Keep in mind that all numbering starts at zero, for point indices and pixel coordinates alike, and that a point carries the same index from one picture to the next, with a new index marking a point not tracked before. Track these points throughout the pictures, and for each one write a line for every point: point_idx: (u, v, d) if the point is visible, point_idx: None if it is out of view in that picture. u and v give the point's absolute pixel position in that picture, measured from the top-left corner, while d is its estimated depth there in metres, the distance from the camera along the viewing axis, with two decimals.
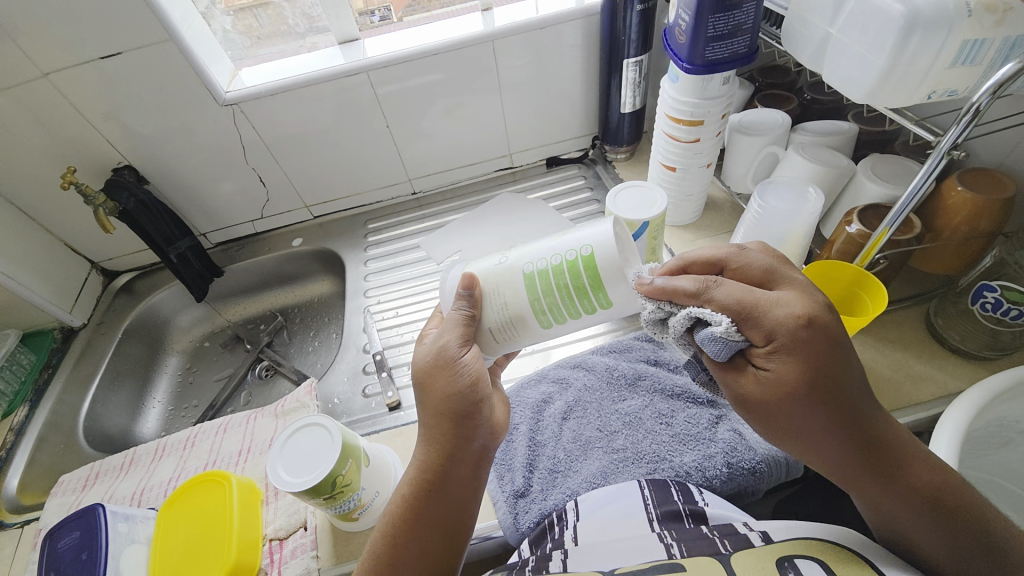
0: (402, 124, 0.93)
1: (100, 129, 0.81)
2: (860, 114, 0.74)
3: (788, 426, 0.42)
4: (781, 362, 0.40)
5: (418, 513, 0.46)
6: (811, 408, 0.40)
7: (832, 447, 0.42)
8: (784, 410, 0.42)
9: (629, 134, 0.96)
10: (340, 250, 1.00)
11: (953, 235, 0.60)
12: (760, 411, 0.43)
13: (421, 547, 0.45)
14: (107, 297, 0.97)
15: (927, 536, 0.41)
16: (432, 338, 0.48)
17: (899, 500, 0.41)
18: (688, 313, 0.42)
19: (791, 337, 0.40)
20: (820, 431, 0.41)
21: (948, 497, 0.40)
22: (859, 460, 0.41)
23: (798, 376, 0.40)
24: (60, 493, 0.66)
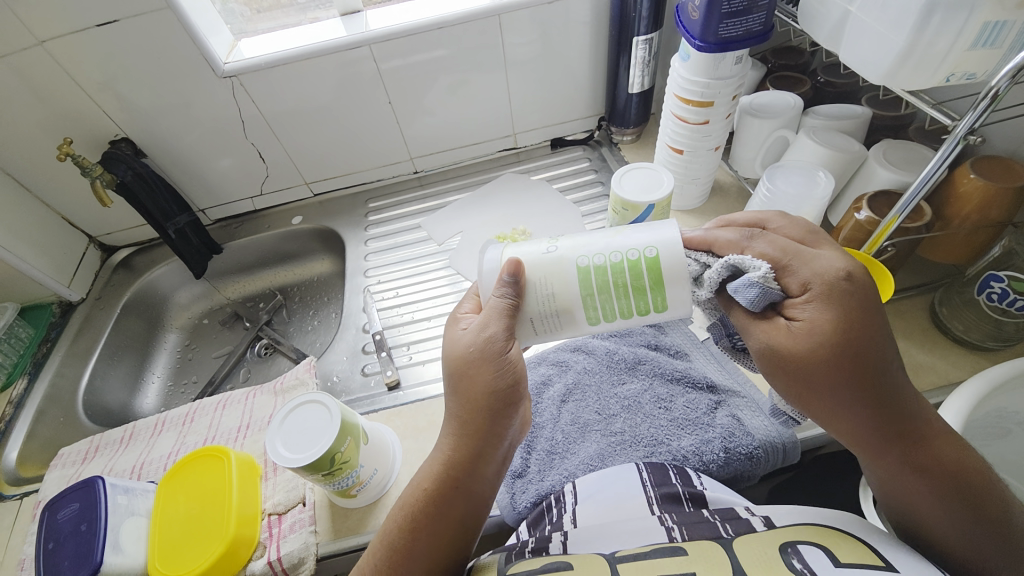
0: (405, 100, 0.91)
1: (96, 100, 0.79)
2: (874, 98, 0.72)
3: (822, 402, 0.42)
4: (816, 315, 0.41)
5: (437, 499, 0.46)
6: (834, 377, 0.40)
7: (862, 431, 0.42)
8: (814, 379, 0.41)
9: (636, 115, 0.94)
10: (340, 228, 0.98)
11: (963, 224, 0.59)
12: (796, 381, 0.42)
13: (432, 534, 0.45)
14: (105, 272, 0.96)
15: (947, 524, 0.41)
16: (474, 328, 0.46)
17: (930, 490, 0.41)
18: (727, 263, 0.42)
19: (829, 287, 0.41)
20: (854, 413, 0.41)
21: (978, 491, 0.40)
22: (885, 437, 0.41)
23: (833, 328, 0.40)
24: (60, 465, 0.67)
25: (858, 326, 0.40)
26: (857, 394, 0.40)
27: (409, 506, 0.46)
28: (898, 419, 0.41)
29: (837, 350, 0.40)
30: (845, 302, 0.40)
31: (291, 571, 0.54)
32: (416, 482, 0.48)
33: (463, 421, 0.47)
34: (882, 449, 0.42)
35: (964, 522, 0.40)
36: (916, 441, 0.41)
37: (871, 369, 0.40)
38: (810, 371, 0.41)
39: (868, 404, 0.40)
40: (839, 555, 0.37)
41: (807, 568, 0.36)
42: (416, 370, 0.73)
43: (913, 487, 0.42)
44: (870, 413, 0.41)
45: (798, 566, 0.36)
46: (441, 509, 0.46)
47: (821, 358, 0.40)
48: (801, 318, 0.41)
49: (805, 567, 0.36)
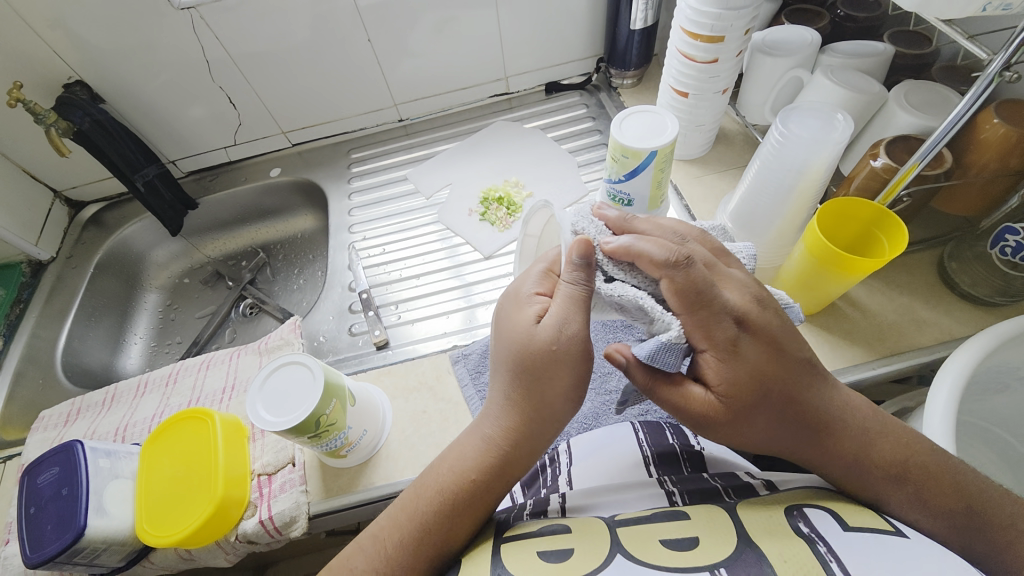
0: (387, 39, 0.83)
1: (44, 37, 0.71)
2: (898, 35, 0.66)
3: (749, 436, 0.41)
4: (734, 364, 0.39)
5: (471, 502, 0.43)
6: (766, 405, 0.40)
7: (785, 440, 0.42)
8: (741, 419, 0.40)
9: (637, 56, 0.87)
10: (322, 182, 0.93)
11: (980, 174, 0.55)
12: (721, 423, 0.40)
13: (447, 531, 0.43)
14: (75, 229, 0.91)
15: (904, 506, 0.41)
16: (556, 321, 0.42)
17: (868, 479, 0.42)
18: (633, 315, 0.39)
19: (730, 337, 0.39)
20: (776, 430, 0.41)
21: (914, 470, 0.41)
22: (806, 439, 0.42)
23: (743, 378, 0.39)
24: (41, 428, 0.65)
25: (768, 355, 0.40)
26: (780, 411, 0.40)
27: (411, 500, 0.44)
28: (820, 424, 0.42)
29: (750, 387, 0.39)
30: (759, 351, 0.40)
31: (283, 530, 0.53)
32: (424, 479, 0.45)
33: (517, 418, 0.44)
34: (809, 450, 0.42)
35: (921, 508, 0.40)
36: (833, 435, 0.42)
37: (782, 390, 0.40)
38: (736, 413, 0.40)
39: (790, 417, 0.41)
40: (847, 520, 0.37)
41: (815, 531, 0.36)
42: (405, 330, 0.71)
43: (863, 483, 0.42)
44: (795, 428, 0.41)
45: (806, 531, 0.36)
46: (471, 507, 0.43)
47: (744, 399, 0.39)
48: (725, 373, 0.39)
49: (813, 532, 0.35)
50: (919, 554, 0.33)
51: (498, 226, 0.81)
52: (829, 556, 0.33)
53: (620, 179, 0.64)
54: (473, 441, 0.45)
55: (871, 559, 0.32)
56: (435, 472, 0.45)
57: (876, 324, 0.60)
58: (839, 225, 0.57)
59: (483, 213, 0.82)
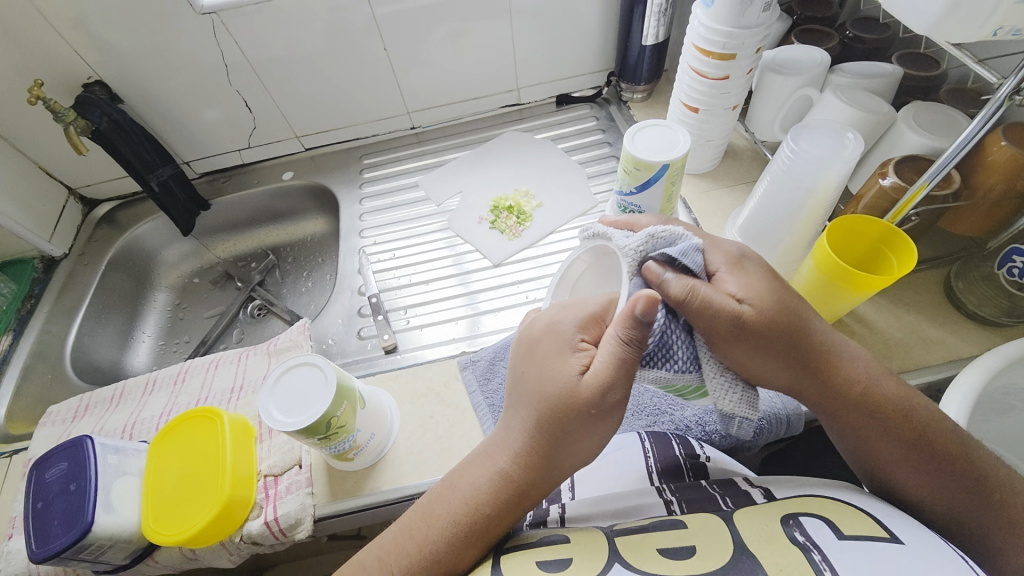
0: (402, 48, 0.84)
1: (67, 39, 0.73)
2: (906, 57, 0.67)
3: (772, 352, 0.43)
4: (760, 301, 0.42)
5: (485, 525, 0.43)
6: (783, 355, 0.43)
7: (800, 366, 0.44)
8: (769, 327, 0.42)
9: (648, 71, 0.88)
10: (333, 186, 0.94)
11: (987, 195, 0.56)
12: (753, 332, 0.41)
13: (454, 557, 0.42)
14: (88, 226, 0.92)
15: (902, 467, 0.44)
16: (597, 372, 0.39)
17: (875, 425, 0.44)
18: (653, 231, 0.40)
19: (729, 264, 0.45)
20: (792, 350, 0.43)
21: (916, 423, 0.44)
22: (815, 367, 0.44)
23: (758, 290, 0.43)
24: (48, 423, 0.65)
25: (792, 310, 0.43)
26: (797, 365, 0.44)
27: (419, 531, 0.44)
28: (824, 356, 0.45)
29: (765, 299, 0.43)
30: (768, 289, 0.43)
31: (288, 532, 0.54)
32: (429, 505, 0.45)
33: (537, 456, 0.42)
34: (819, 378, 0.45)
35: (922, 473, 0.43)
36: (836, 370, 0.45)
37: (792, 310, 0.44)
38: (764, 322, 0.42)
39: (811, 354, 0.44)
40: (842, 527, 0.36)
41: (810, 541, 0.36)
42: (413, 335, 0.71)
43: (867, 431, 0.45)
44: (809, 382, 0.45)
45: (801, 540, 0.36)
46: (480, 535, 0.43)
47: (761, 331, 0.42)
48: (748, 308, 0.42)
49: (809, 541, 0.35)
50: (914, 563, 0.33)
51: (507, 234, 0.81)
52: (823, 566, 0.33)
53: (631, 191, 0.65)
54: (487, 466, 0.44)
55: (864, 569, 0.32)
56: (445, 490, 0.45)
57: (882, 340, 0.61)
58: (846, 241, 0.57)
59: (493, 221, 0.83)
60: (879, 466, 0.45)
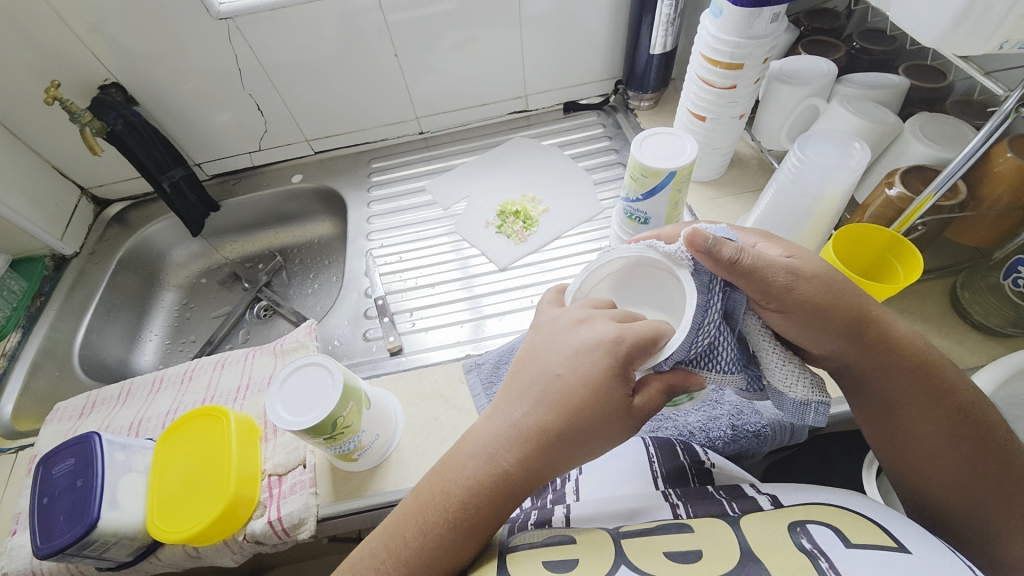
0: (412, 55, 0.85)
1: (86, 42, 0.74)
2: (912, 69, 0.68)
3: (833, 321, 0.43)
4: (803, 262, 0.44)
5: (478, 519, 0.41)
6: (836, 318, 0.43)
7: (862, 341, 0.43)
8: (832, 293, 0.42)
9: (655, 80, 0.89)
10: (341, 189, 0.95)
11: (993, 207, 0.56)
12: (816, 294, 0.42)
13: (450, 551, 0.41)
14: (99, 226, 0.93)
15: (946, 457, 0.43)
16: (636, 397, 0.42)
17: (927, 410, 0.43)
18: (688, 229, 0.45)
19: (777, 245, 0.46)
20: (854, 322, 0.43)
21: (965, 414, 0.43)
22: (875, 345, 0.44)
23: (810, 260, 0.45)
24: (56, 420, 0.66)
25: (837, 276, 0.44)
26: (851, 331, 0.43)
27: (413, 542, 0.42)
28: (885, 338, 0.44)
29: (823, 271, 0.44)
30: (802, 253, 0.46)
31: (292, 531, 0.53)
32: (420, 511, 0.43)
33: (547, 460, 0.41)
34: (876, 357, 0.44)
35: (964, 464, 0.42)
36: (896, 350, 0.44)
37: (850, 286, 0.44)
38: (828, 290, 0.42)
39: (874, 330, 0.44)
40: (849, 534, 0.36)
41: (817, 548, 0.35)
42: (418, 337, 0.72)
43: (917, 416, 0.44)
44: (862, 353, 0.44)
45: (808, 547, 0.36)
46: (469, 534, 0.42)
47: (814, 291, 0.42)
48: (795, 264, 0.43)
49: (815, 548, 0.35)
50: (924, 573, 0.32)
51: (513, 239, 0.82)
52: (831, 572, 0.33)
53: (638, 198, 0.65)
54: (489, 465, 0.42)
55: None
56: (433, 495, 0.43)
57: None
58: (852, 249, 0.58)
59: (499, 226, 0.84)
60: (905, 447, 0.45)
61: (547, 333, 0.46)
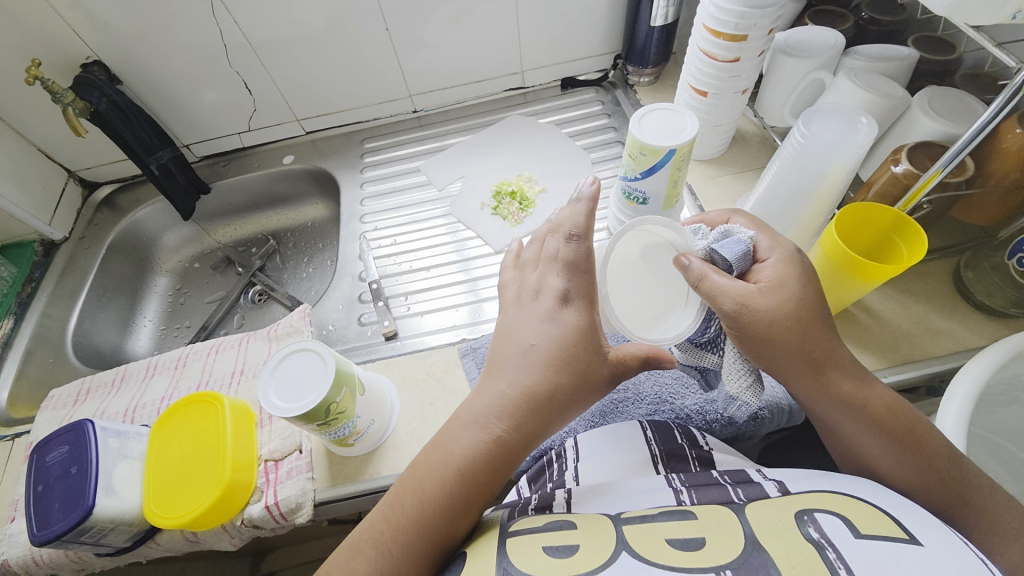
0: (405, 29, 0.82)
1: (64, 17, 0.71)
2: (922, 41, 0.65)
3: (766, 348, 0.45)
4: (763, 291, 0.44)
5: (473, 486, 0.43)
6: (776, 350, 0.45)
7: (796, 365, 0.45)
8: (773, 323, 0.44)
9: (656, 54, 0.86)
10: (334, 170, 0.92)
11: (1000, 184, 0.54)
12: (750, 327, 0.44)
13: (447, 514, 0.43)
14: (88, 210, 0.91)
15: (889, 469, 0.44)
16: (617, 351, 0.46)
17: (865, 428, 0.45)
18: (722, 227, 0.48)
19: (767, 261, 0.47)
20: (793, 348, 0.44)
21: (911, 433, 0.44)
22: (810, 367, 0.45)
23: (785, 284, 0.45)
24: (51, 407, 0.65)
25: (799, 303, 0.44)
26: (783, 358, 0.45)
27: (411, 510, 0.43)
28: (824, 360, 0.45)
29: (789, 297, 0.44)
30: (778, 277, 0.45)
31: (288, 516, 0.54)
32: (417, 482, 0.44)
33: (532, 423, 0.44)
34: (812, 378, 0.45)
35: (911, 478, 0.44)
36: (834, 371, 0.45)
37: (805, 315, 0.44)
38: (773, 319, 0.44)
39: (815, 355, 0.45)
40: (859, 525, 0.36)
41: (825, 538, 0.35)
42: (414, 321, 0.71)
43: (856, 433, 0.45)
44: (797, 374, 0.46)
45: (816, 537, 0.35)
46: (471, 502, 0.43)
47: (761, 321, 0.43)
48: (747, 297, 0.43)
49: (823, 538, 0.35)
50: (931, 562, 0.32)
51: (510, 220, 0.80)
52: (839, 564, 0.33)
53: (636, 177, 0.63)
54: (481, 435, 0.44)
55: (883, 568, 0.32)
56: (431, 464, 0.44)
57: (890, 331, 0.60)
58: (855, 229, 0.56)
59: (495, 207, 0.82)
60: (858, 455, 0.46)
61: (513, 311, 0.50)
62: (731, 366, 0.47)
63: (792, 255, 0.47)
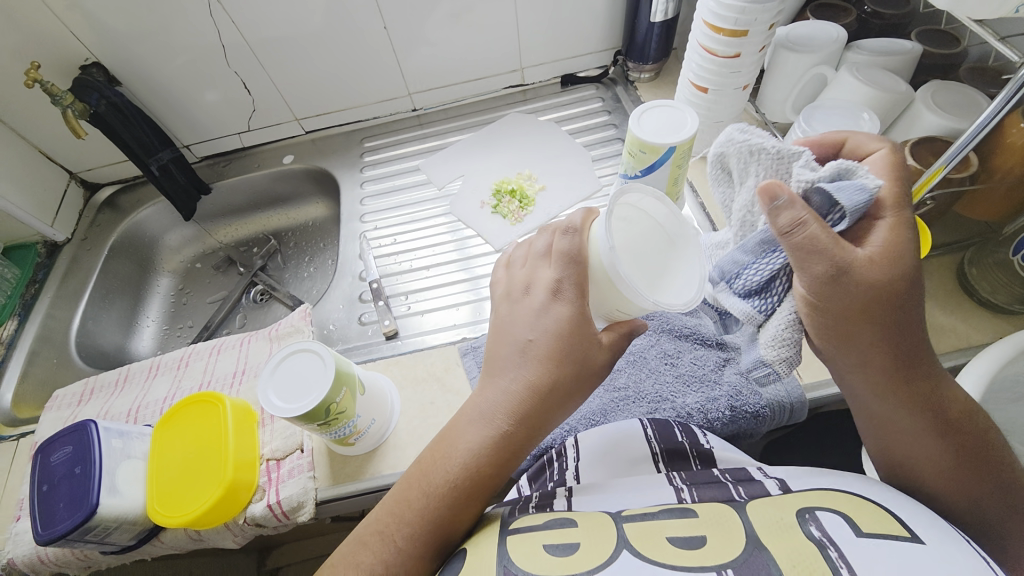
0: (403, 28, 0.82)
1: (64, 20, 0.72)
2: (926, 34, 0.65)
3: (851, 327, 0.39)
4: (872, 261, 0.37)
5: (477, 483, 0.43)
6: (858, 331, 0.39)
7: (877, 352, 0.40)
8: (869, 300, 0.38)
9: (656, 50, 0.85)
10: (334, 170, 0.92)
11: (1004, 178, 0.53)
12: (842, 300, 0.38)
13: (449, 513, 0.43)
14: (90, 212, 0.92)
15: (933, 472, 0.42)
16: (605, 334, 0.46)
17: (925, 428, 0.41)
18: (845, 163, 0.37)
19: (879, 224, 0.39)
20: (878, 333, 0.39)
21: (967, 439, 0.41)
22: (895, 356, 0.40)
23: (896, 257, 0.38)
24: (55, 407, 0.66)
25: (908, 283, 0.38)
26: (865, 340, 0.39)
27: (418, 503, 0.43)
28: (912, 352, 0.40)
29: (897, 273, 0.38)
30: (891, 245, 0.38)
31: (290, 515, 0.54)
32: (423, 474, 0.44)
33: (531, 418, 0.44)
34: (892, 370, 0.40)
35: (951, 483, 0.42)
36: (915, 364, 0.40)
37: (907, 299, 0.38)
38: (871, 295, 0.37)
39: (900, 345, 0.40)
40: (860, 523, 0.36)
41: (827, 537, 0.35)
42: (415, 320, 0.71)
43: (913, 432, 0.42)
44: (876, 361, 0.40)
45: (818, 535, 0.35)
46: (474, 500, 0.43)
47: (856, 297, 0.37)
48: (854, 264, 0.37)
49: (825, 537, 0.35)
50: (932, 562, 0.32)
51: (510, 219, 0.80)
52: (841, 563, 0.33)
53: (636, 175, 0.63)
54: (486, 431, 0.44)
55: (883, 566, 0.32)
56: (436, 458, 0.44)
57: None
58: None
59: (495, 205, 0.82)
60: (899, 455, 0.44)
61: (504, 310, 0.49)
62: (772, 334, 0.40)
63: (910, 223, 0.39)
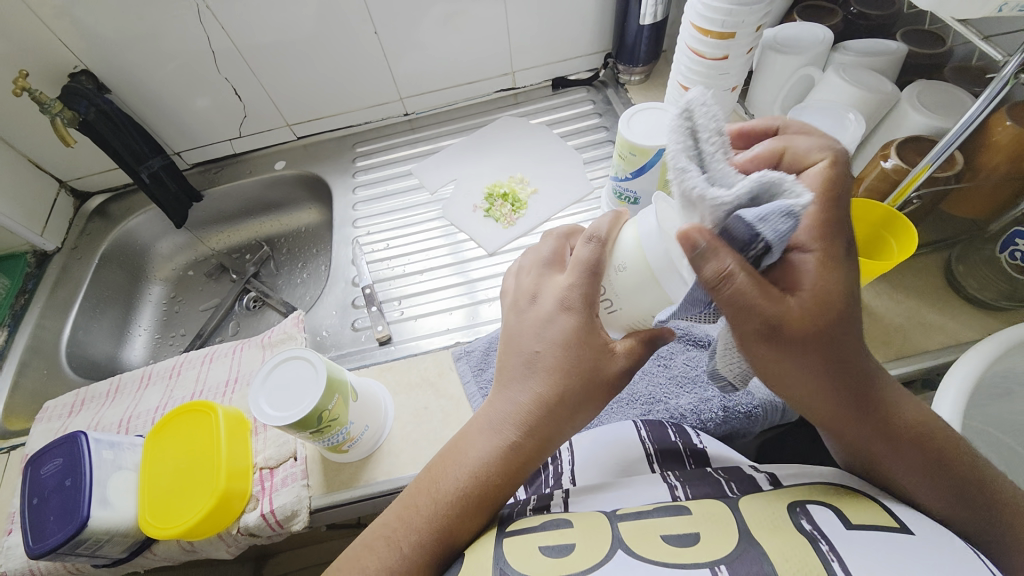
0: (394, 33, 0.82)
1: (53, 28, 0.71)
2: (911, 34, 0.65)
3: (784, 374, 0.38)
4: (802, 309, 0.36)
5: (478, 491, 0.43)
6: (793, 379, 0.38)
7: (821, 395, 0.39)
8: (799, 346, 0.37)
9: (646, 52, 0.85)
10: (326, 175, 0.92)
11: (991, 175, 0.54)
12: (774, 348, 0.37)
13: (452, 525, 0.42)
14: (80, 220, 0.91)
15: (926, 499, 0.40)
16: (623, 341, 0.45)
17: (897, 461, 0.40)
18: (763, 177, 0.31)
19: (815, 262, 0.37)
20: (815, 377, 0.38)
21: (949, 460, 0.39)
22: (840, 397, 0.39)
23: (826, 296, 0.36)
24: (45, 418, 0.65)
25: (839, 321, 0.37)
26: (807, 385, 0.38)
27: (426, 508, 0.43)
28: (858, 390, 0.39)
29: (826, 314, 0.36)
30: (818, 285, 0.36)
31: (284, 523, 0.54)
32: (433, 481, 0.44)
33: (534, 429, 0.44)
34: (839, 410, 0.39)
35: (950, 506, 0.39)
36: (864, 401, 0.39)
37: (836, 337, 0.37)
38: (801, 340, 0.36)
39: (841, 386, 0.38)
40: (849, 516, 0.36)
41: (818, 530, 0.35)
42: (408, 325, 0.71)
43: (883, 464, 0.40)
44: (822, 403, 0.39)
45: (808, 529, 0.36)
46: (473, 510, 0.43)
47: (775, 339, 0.36)
48: (776, 318, 0.35)
49: (816, 530, 0.35)
50: (922, 553, 0.32)
51: (502, 222, 0.80)
52: (831, 556, 0.33)
53: (627, 177, 0.63)
54: (496, 440, 0.44)
55: (873, 559, 0.32)
56: (446, 466, 0.45)
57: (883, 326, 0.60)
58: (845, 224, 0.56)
59: (487, 209, 0.82)
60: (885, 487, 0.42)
61: (513, 318, 0.48)
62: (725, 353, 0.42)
63: (835, 262, 0.37)
